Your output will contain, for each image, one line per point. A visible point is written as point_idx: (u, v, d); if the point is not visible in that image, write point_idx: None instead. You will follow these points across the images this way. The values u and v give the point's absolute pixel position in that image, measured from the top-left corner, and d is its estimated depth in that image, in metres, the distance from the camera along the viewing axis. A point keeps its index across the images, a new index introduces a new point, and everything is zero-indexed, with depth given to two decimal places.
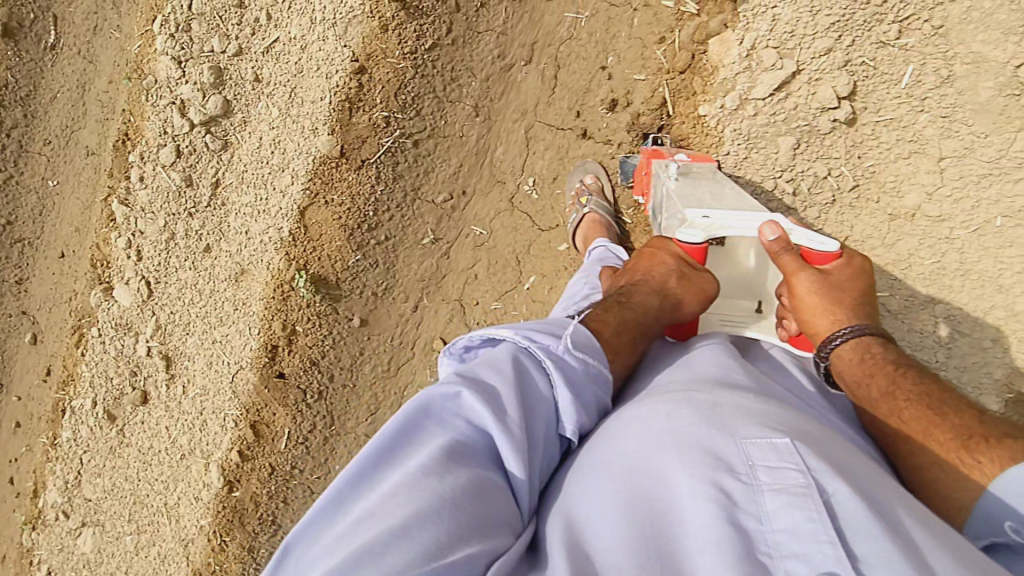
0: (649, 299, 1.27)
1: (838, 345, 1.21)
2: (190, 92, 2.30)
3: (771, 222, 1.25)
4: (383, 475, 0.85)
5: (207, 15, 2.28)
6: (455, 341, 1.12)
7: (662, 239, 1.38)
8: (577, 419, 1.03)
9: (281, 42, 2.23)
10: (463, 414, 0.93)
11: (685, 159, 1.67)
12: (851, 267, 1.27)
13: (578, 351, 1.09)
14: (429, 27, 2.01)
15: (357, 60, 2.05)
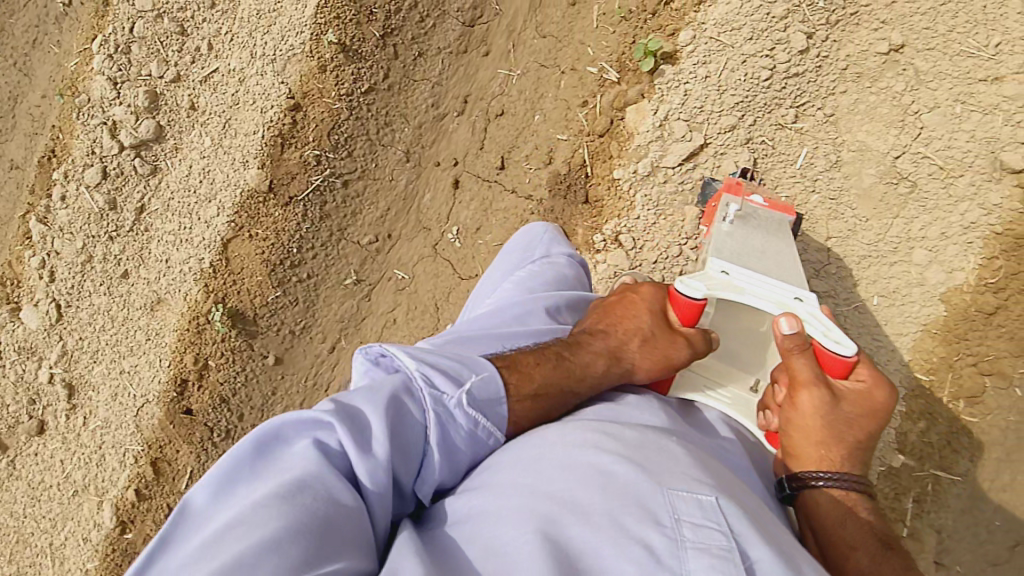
0: (598, 358, 1.25)
1: (820, 485, 1.10)
2: (123, 114, 2.26)
3: (790, 316, 1.14)
4: (253, 486, 0.87)
5: (147, 39, 2.27)
6: (372, 345, 1.10)
7: (654, 292, 1.36)
8: (440, 475, 1.04)
9: (219, 72, 2.22)
10: (339, 434, 0.94)
11: (760, 205, 1.50)
12: (870, 405, 1.12)
13: (472, 407, 1.05)
14: (367, 71, 2.08)
15: (293, 97, 2.08)
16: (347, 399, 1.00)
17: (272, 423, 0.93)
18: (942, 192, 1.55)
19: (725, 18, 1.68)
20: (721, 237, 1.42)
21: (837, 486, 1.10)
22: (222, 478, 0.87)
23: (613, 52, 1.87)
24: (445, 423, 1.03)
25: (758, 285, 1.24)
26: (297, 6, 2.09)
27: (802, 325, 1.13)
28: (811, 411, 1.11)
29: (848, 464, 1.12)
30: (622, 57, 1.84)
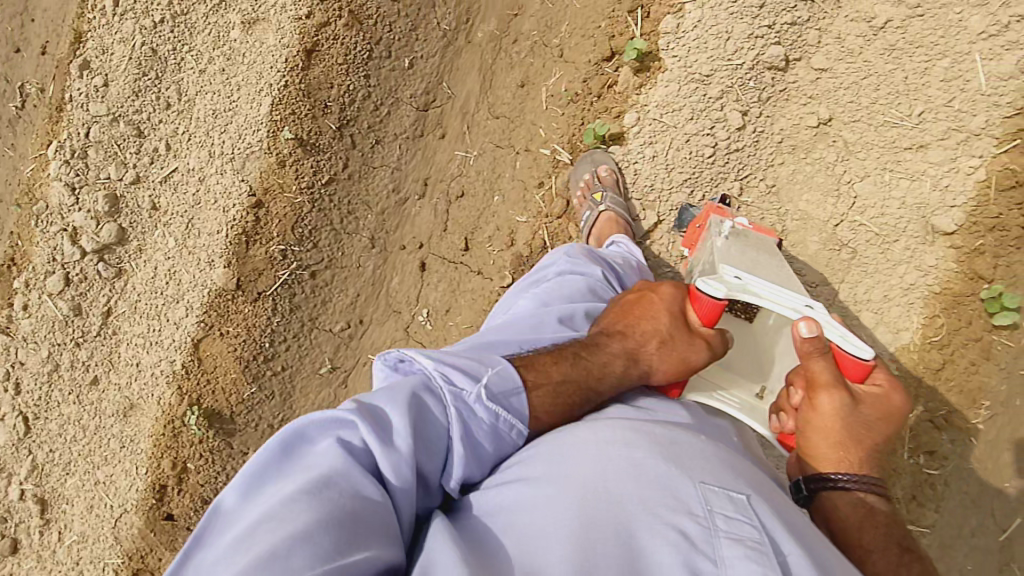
0: (616, 358, 1.23)
1: (842, 486, 1.09)
2: (84, 219, 2.26)
3: (809, 319, 1.09)
4: (283, 481, 0.87)
5: (104, 143, 2.28)
6: (390, 351, 1.10)
7: (674, 291, 1.29)
8: (465, 472, 1.03)
9: (178, 172, 2.25)
10: (362, 432, 0.94)
11: (746, 227, 1.51)
12: (887, 403, 1.10)
13: (492, 402, 1.06)
14: (327, 163, 2.13)
15: (255, 194, 2.11)
16: (372, 398, 1.00)
17: (297, 424, 0.92)
18: (880, 257, 1.67)
19: (666, 100, 1.79)
20: (721, 250, 1.37)
21: (857, 488, 1.08)
22: (252, 478, 0.87)
23: (564, 133, 1.96)
24: (467, 419, 1.03)
25: (774, 288, 1.17)
26: (253, 104, 2.13)
27: (820, 329, 1.08)
28: (831, 414, 1.08)
29: (864, 466, 1.10)
30: (573, 139, 1.94)
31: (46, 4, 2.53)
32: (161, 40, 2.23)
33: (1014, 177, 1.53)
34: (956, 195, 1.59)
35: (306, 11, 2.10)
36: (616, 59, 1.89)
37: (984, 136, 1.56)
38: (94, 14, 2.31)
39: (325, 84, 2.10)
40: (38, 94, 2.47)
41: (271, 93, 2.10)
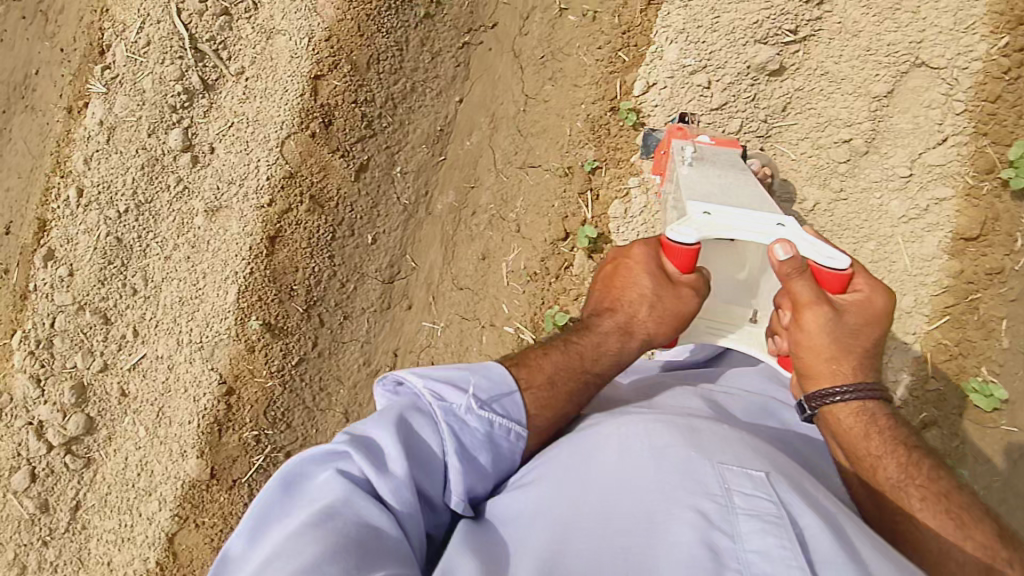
0: (610, 335, 1.28)
1: (837, 401, 1.16)
2: (49, 413, 2.27)
3: (782, 242, 1.16)
4: (288, 516, 0.89)
5: (70, 332, 2.29)
6: (386, 377, 1.09)
7: (644, 253, 1.31)
8: (465, 483, 1.04)
9: (147, 358, 2.26)
10: (358, 462, 0.95)
11: (707, 146, 1.68)
12: (868, 306, 1.18)
13: (484, 409, 1.06)
14: (295, 344, 2.19)
15: (225, 381, 2.17)
16: (367, 424, 1.01)
17: (293, 461, 0.94)
18: None
19: None
20: (688, 183, 1.48)
21: (856, 398, 1.16)
22: (256, 522, 0.89)
23: (526, 313, 2.05)
24: (460, 433, 1.04)
25: (744, 219, 1.28)
26: (220, 292, 2.17)
27: (797, 251, 1.16)
28: (817, 330, 1.16)
29: (862, 371, 1.18)
30: (535, 319, 2.04)
31: (11, 181, 2.55)
32: (125, 229, 2.26)
33: (947, 351, 1.73)
34: (898, 370, 1.77)
35: (268, 197, 2.14)
36: (571, 240, 2.00)
37: (916, 314, 1.76)
38: (57, 204, 2.33)
39: (290, 269, 2.16)
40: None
41: (237, 280, 2.15)
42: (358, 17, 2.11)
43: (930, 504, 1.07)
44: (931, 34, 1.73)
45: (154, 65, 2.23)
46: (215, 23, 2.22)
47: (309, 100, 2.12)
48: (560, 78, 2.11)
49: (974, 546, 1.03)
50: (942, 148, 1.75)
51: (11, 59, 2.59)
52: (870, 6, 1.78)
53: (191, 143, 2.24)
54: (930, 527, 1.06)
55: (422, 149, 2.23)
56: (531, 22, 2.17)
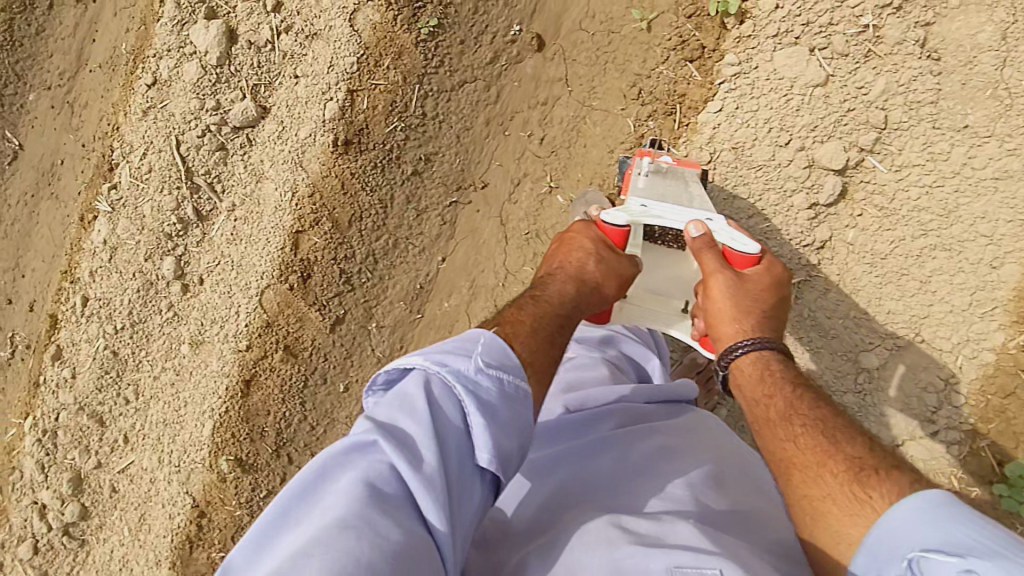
0: (564, 291, 1.30)
1: (740, 354, 1.26)
2: (50, 498, 2.47)
3: (697, 220, 1.31)
4: (304, 525, 0.85)
5: (71, 427, 2.45)
6: (373, 377, 1.04)
7: (583, 225, 1.40)
8: (489, 444, 0.94)
9: (135, 464, 2.42)
10: (381, 456, 0.91)
11: (668, 163, 1.63)
12: (767, 274, 1.31)
13: (492, 368, 0.99)
14: (265, 478, 2.26)
15: (198, 504, 2.29)
16: (382, 414, 0.96)
17: (313, 464, 0.90)
18: None
19: None
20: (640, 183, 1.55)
21: (757, 350, 1.25)
22: (268, 530, 0.86)
23: None
24: (472, 395, 0.96)
25: (676, 210, 1.36)
26: (198, 424, 2.27)
27: (708, 228, 1.31)
28: (724, 292, 1.27)
29: (765, 327, 1.28)
30: None
31: (36, 262, 2.54)
32: (121, 343, 2.33)
33: None
34: None
35: (245, 342, 2.17)
36: None
37: None
38: (67, 308, 2.40)
39: (262, 411, 2.21)
40: (12, 357, 2.56)
41: (213, 416, 2.23)
42: (342, 173, 2.01)
43: (808, 428, 1.13)
44: (939, 310, 1.56)
45: (154, 193, 2.17)
46: (211, 156, 2.14)
47: (289, 254, 2.08)
48: (539, 261, 2.03)
49: (840, 462, 1.05)
50: (931, 440, 1.58)
51: (41, 146, 2.51)
52: (875, 264, 1.60)
53: (183, 271, 2.23)
54: (805, 446, 1.10)
55: (400, 304, 2.19)
56: (521, 190, 2.05)
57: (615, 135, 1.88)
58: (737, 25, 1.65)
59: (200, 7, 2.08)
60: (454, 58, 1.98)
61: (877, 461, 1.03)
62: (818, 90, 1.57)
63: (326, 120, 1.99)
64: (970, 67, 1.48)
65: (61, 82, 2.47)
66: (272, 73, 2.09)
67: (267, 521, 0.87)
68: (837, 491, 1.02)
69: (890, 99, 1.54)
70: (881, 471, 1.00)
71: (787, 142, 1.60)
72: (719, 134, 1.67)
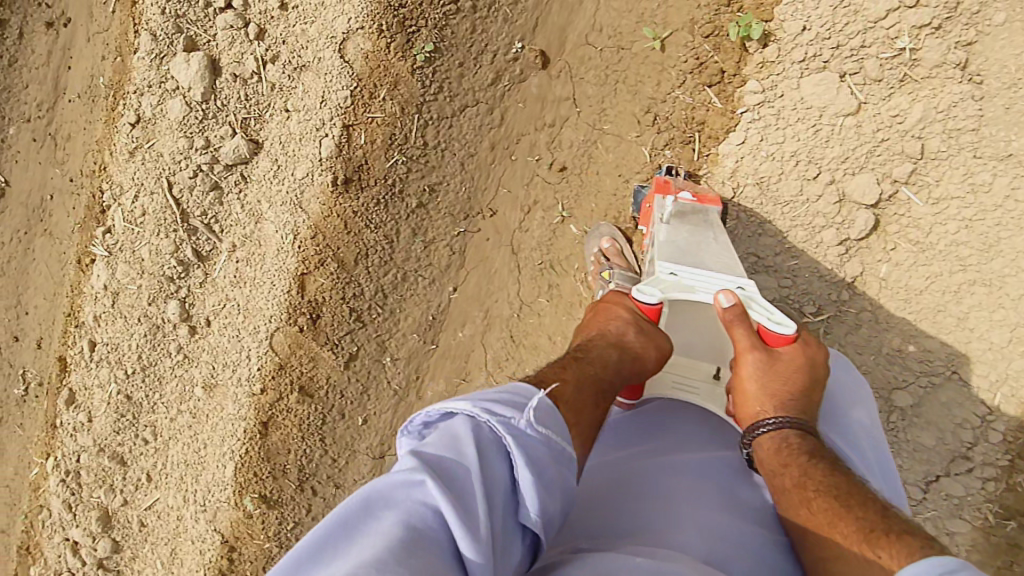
0: (606, 354, 1.20)
1: (762, 433, 1.17)
2: (81, 535, 2.26)
3: (727, 290, 1.24)
4: (336, 567, 0.72)
5: (94, 467, 2.26)
6: (412, 417, 0.92)
7: (617, 298, 1.35)
8: (536, 504, 0.85)
9: (161, 502, 2.24)
10: (425, 493, 0.79)
11: (687, 201, 1.57)
12: (801, 356, 1.24)
13: (542, 424, 0.90)
14: (290, 511, 2.08)
15: (227, 540, 2.11)
16: (427, 452, 0.85)
17: (351, 500, 0.79)
18: None
19: None
20: (663, 234, 1.49)
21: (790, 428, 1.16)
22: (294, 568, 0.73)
23: None
24: (522, 447, 0.86)
25: (707, 279, 1.30)
26: (220, 465, 2.14)
27: (739, 298, 1.23)
28: (752, 372, 1.21)
29: (793, 407, 1.19)
30: None
31: (37, 299, 2.29)
32: (133, 387, 2.20)
33: None
34: None
35: (260, 386, 2.07)
36: None
37: None
38: (74, 352, 2.24)
39: (282, 450, 2.07)
40: (26, 395, 2.32)
41: (234, 457, 2.10)
42: (343, 213, 1.92)
43: (822, 490, 1.05)
44: (977, 347, 1.55)
45: (150, 236, 2.07)
46: (206, 197, 2.04)
47: (295, 297, 1.99)
48: (555, 294, 1.99)
49: (852, 525, 0.98)
50: (967, 476, 1.56)
51: (27, 180, 2.26)
52: (909, 301, 1.60)
53: (188, 314, 2.14)
54: (818, 509, 1.04)
55: (413, 336, 2.07)
56: (531, 218, 1.98)
57: (630, 164, 1.83)
58: (760, 49, 1.65)
59: (178, 37, 1.96)
60: (454, 82, 1.87)
61: (891, 526, 0.96)
62: (850, 119, 1.55)
63: (322, 159, 1.90)
64: (1016, 89, 1.43)
65: (41, 114, 2.24)
66: (262, 105, 1.99)
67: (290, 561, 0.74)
68: (851, 553, 0.96)
69: (928, 127, 1.51)
70: (894, 534, 0.93)
71: (816, 175, 1.59)
72: (743, 167, 1.66)
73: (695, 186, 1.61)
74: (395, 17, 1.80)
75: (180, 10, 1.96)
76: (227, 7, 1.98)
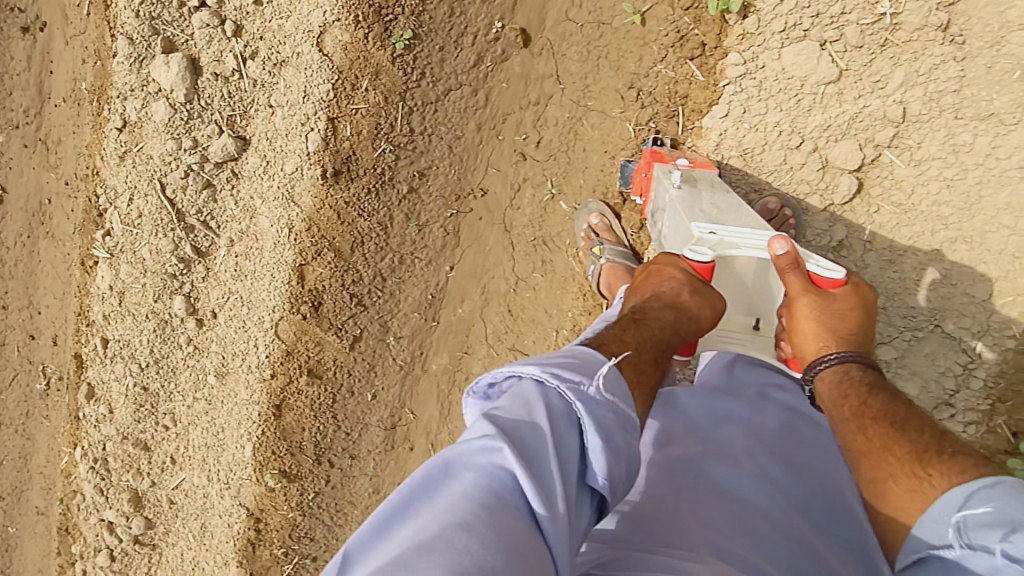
0: (664, 313, 1.14)
1: (822, 370, 1.18)
2: (115, 516, 2.34)
3: (780, 238, 1.21)
4: (420, 523, 0.71)
5: (120, 453, 2.33)
6: (478, 379, 0.90)
7: (667, 258, 1.27)
8: (609, 470, 0.82)
9: (187, 482, 2.33)
10: (502, 455, 0.76)
11: (686, 167, 1.58)
12: (856, 297, 1.22)
13: (610, 393, 0.88)
14: (310, 483, 2.16)
15: (252, 513, 2.19)
16: (501, 413, 0.82)
17: (432, 461, 0.77)
18: None
19: None
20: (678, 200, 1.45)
21: (847, 366, 1.16)
22: (379, 526, 0.72)
23: None
24: (592, 413, 0.84)
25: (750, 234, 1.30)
26: (239, 446, 2.21)
27: (793, 245, 1.21)
28: (808, 313, 1.18)
29: (852, 342, 1.18)
30: None
31: (48, 299, 2.34)
32: (149, 379, 2.26)
33: None
34: None
35: (270, 371, 2.12)
36: None
37: None
38: (87, 349, 2.30)
39: (298, 428, 2.13)
40: (47, 389, 2.39)
41: (251, 438, 2.16)
42: (335, 204, 1.94)
43: (879, 417, 1.07)
44: (959, 301, 1.58)
45: (148, 237, 2.11)
46: (199, 196, 2.07)
47: (296, 287, 2.03)
48: (549, 269, 2.04)
49: (907, 448, 1.00)
50: (951, 421, 1.63)
51: (24, 186, 2.28)
52: (893, 261, 1.62)
53: (194, 308, 2.20)
54: (873, 433, 1.06)
55: (414, 316, 2.12)
56: (522, 196, 2.01)
57: (616, 140, 1.86)
58: (740, 21, 1.65)
59: (155, 39, 1.98)
60: (436, 67, 1.87)
61: (944, 446, 0.98)
62: (831, 87, 1.58)
63: (310, 153, 1.92)
64: (998, 48, 1.43)
65: (29, 119, 2.23)
66: (247, 102, 2.01)
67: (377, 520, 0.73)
68: (901, 471, 0.97)
69: (910, 91, 1.53)
70: (946, 453, 0.95)
71: (798, 145, 1.63)
72: (726, 140, 1.69)
73: (688, 153, 1.62)
74: (371, 7, 1.79)
75: (154, 13, 1.97)
76: (201, 6, 1.99)
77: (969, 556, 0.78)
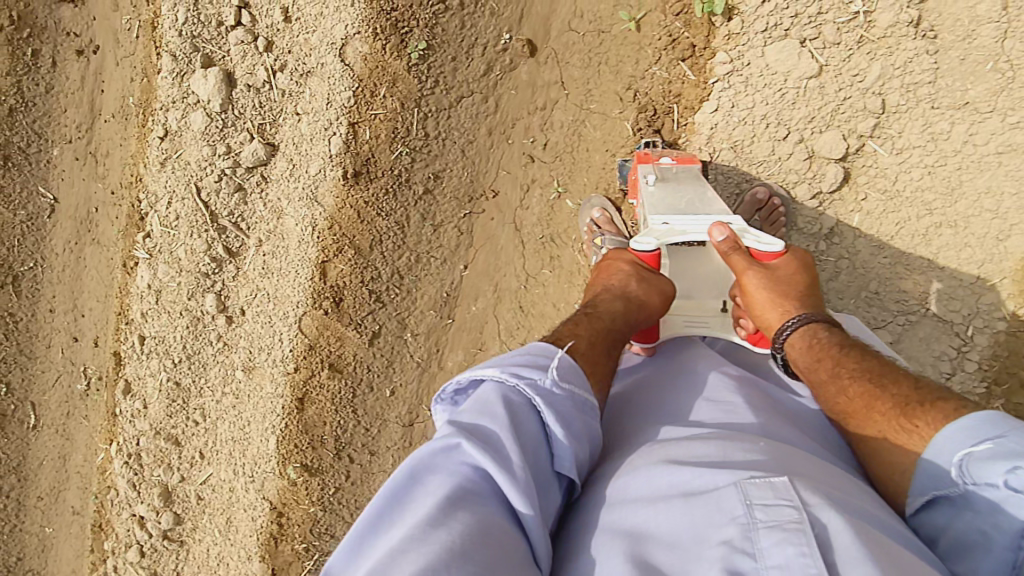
0: (614, 300, 1.32)
1: (790, 335, 1.27)
2: (146, 511, 2.44)
3: (718, 224, 1.36)
4: (397, 526, 0.81)
5: (152, 448, 2.44)
6: (444, 387, 1.02)
7: (617, 254, 1.46)
8: (568, 450, 0.96)
9: (214, 476, 2.42)
10: (468, 452, 0.88)
11: (669, 165, 1.70)
12: (793, 262, 1.36)
13: (566, 382, 1.02)
14: (331, 477, 2.25)
15: (276, 507, 2.29)
16: (464, 417, 0.94)
17: (405, 466, 0.88)
18: None
19: None
20: (649, 196, 1.59)
21: (807, 326, 1.26)
22: (358, 538, 0.82)
23: None
24: (549, 402, 0.97)
25: (696, 220, 1.42)
26: (263, 439, 2.31)
27: (730, 230, 1.35)
28: (758, 287, 1.30)
29: (802, 304, 1.30)
30: None
31: (92, 302, 2.51)
32: (181, 374, 2.39)
33: None
34: None
35: (293, 365, 2.24)
36: None
37: None
38: (126, 346, 2.45)
39: (319, 422, 2.23)
40: (88, 389, 2.53)
41: (276, 432, 2.27)
42: (356, 203, 2.09)
43: (856, 375, 1.15)
44: (948, 285, 1.66)
45: (185, 238, 2.28)
46: (231, 198, 2.24)
47: (319, 283, 2.16)
48: (557, 265, 2.14)
49: (889, 402, 1.08)
50: None
51: (73, 195, 2.47)
52: (882, 247, 1.71)
53: (224, 305, 2.34)
54: (855, 394, 1.13)
55: (430, 313, 2.22)
56: (531, 196, 2.13)
57: (615, 139, 1.99)
58: (725, 23, 1.79)
59: (195, 55, 2.18)
60: (449, 75, 2.04)
61: (923, 396, 1.06)
62: (812, 81, 1.70)
63: (332, 155, 2.08)
64: (969, 41, 1.58)
65: (80, 134, 2.44)
66: (276, 111, 2.19)
67: (356, 530, 0.83)
68: (888, 427, 1.06)
69: (887, 84, 1.65)
70: (925, 403, 1.04)
71: (785, 136, 1.74)
72: (718, 133, 1.80)
73: (671, 152, 1.72)
74: (388, 20, 1.98)
75: (195, 32, 2.18)
76: (236, 25, 2.19)
77: (974, 492, 0.88)
